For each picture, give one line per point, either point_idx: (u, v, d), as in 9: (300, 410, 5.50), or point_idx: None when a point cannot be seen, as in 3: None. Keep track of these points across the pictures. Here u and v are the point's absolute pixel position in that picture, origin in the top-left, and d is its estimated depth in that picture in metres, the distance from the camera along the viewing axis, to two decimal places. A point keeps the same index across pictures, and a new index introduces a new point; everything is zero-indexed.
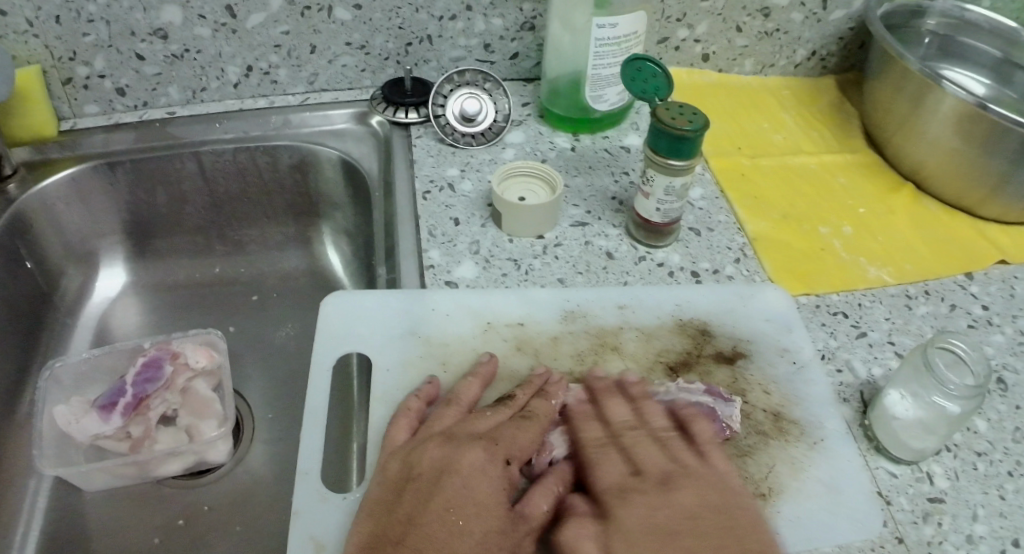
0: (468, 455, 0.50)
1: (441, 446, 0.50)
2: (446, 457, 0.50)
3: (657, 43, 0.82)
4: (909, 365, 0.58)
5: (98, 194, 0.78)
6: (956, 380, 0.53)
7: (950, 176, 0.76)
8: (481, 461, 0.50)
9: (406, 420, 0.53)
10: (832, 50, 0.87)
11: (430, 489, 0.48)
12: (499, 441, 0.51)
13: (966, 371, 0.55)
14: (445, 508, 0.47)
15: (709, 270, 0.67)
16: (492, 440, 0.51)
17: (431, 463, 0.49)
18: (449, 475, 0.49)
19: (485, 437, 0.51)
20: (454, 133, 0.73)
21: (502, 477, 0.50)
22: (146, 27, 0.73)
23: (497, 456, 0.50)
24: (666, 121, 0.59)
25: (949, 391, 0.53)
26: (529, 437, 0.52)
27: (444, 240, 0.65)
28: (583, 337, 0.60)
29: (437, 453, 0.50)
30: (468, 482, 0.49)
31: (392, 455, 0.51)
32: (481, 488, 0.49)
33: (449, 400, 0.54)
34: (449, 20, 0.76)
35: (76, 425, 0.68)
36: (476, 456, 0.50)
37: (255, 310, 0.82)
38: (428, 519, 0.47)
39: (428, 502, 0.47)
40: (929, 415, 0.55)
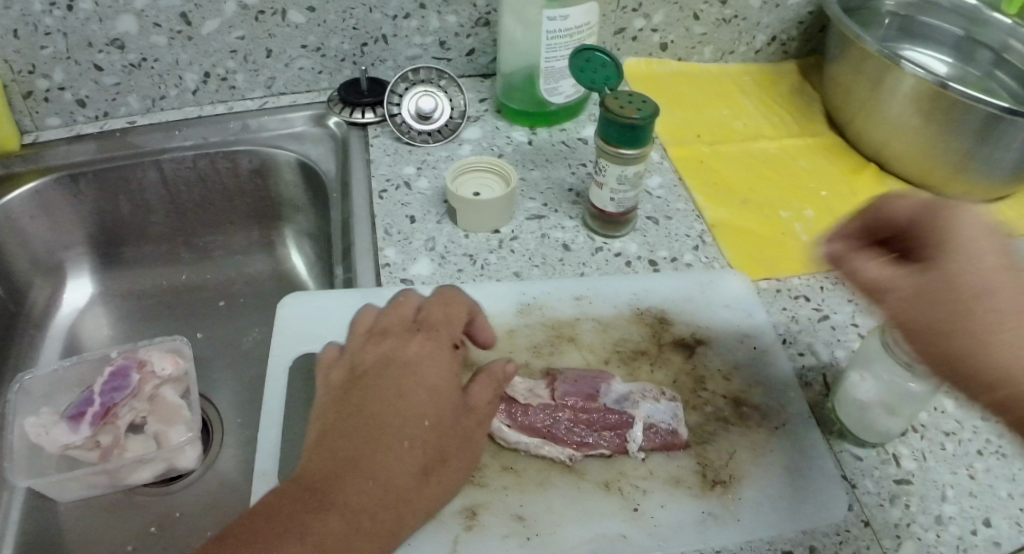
0: (414, 344, 0.53)
1: (382, 345, 0.53)
2: (392, 350, 0.53)
3: (614, 34, 0.82)
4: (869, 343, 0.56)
5: (62, 205, 0.78)
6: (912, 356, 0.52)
7: (913, 155, 0.75)
8: (428, 348, 0.53)
9: (364, 321, 0.56)
10: (792, 34, 0.87)
11: (380, 380, 0.51)
12: (438, 326, 0.54)
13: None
14: (395, 394, 0.50)
15: (667, 258, 0.67)
16: (434, 329, 0.54)
17: (377, 361, 0.52)
18: (395, 365, 0.52)
19: (424, 327, 0.54)
20: (410, 131, 0.73)
21: (451, 360, 0.53)
22: (103, 38, 0.73)
23: (444, 339, 0.54)
24: (615, 110, 0.59)
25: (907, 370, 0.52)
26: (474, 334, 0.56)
27: (400, 239, 0.65)
28: (539, 330, 0.60)
29: (383, 349, 0.53)
30: (417, 368, 0.51)
31: (330, 365, 0.54)
32: (430, 370, 0.51)
33: (370, 312, 0.57)
34: (403, 18, 0.76)
35: (45, 436, 0.68)
36: (420, 345, 0.53)
37: (222, 315, 0.82)
38: (379, 404, 0.49)
39: (371, 392, 0.50)
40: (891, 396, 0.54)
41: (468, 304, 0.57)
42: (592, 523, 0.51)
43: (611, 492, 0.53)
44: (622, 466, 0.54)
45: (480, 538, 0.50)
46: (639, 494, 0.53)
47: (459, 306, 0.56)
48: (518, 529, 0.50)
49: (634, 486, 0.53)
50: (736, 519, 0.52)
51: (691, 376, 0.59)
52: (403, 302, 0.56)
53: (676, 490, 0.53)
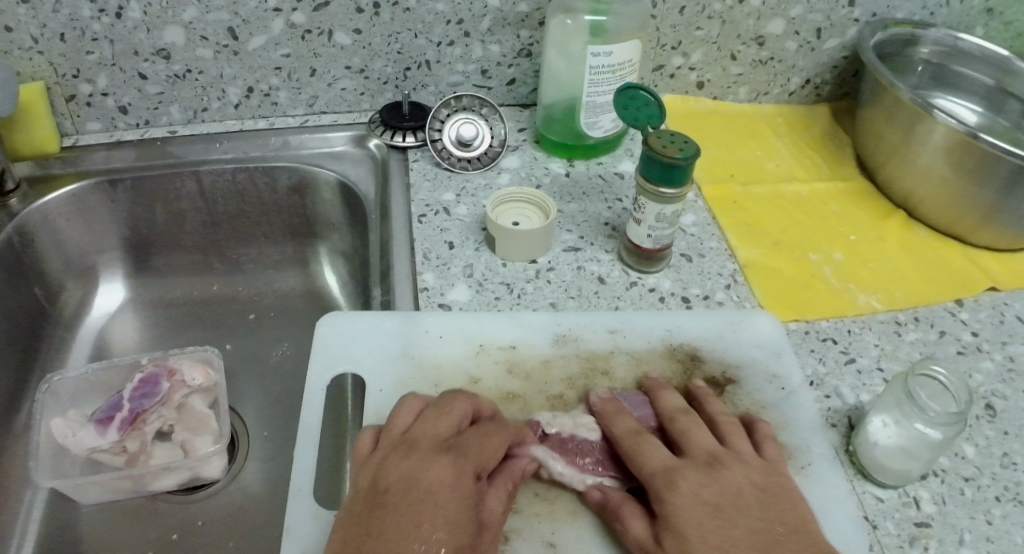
0: (434, 469, 0.49)
1: (405, 459, 0.49)
2: (411, 470, 0.49)
3: (652, 70, 0.84)
4: (890, 391, 0.58)
5: (97, 210, 0.79)
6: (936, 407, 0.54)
7: (940, 204, 0.77)
8: (450, 478, 0.49)
9: (369, 432, 0.54)
10: (825, 78, 0.89)
11: (398, 500, 0.47)
12: (468, 452, 0.51)
13: (948, 399, 0.56)
14: (412, 524, 0.46)
15: (700, 296, 0.68)
16: (459, 453, 0.50)
17: (396, 477, 0.48)
18: (417, 489, 0.47)
19: (452, 449, 0.51)
20: (451, 157, 0.75)
21: (454, 462, 0.49)
22: (149, 47, 0.75)
23: (466, 469, 0.50)
24: (657, 148, 0.60)
25: (930, 418, 0.54)
26: (490, 439, 0.52)
27: (439, 264, 0.66)
28: (574, 362, 0.61)
29: (403, 468, 0.49)
30: (436, 497, 0.47)
31: (361, 466, 0.51)
32: (450, 504, 0.47)
33: (406, 409, 0.54)
34: (447, 45, 0.78)
35: (71, 438, 0.69)
36: (441, 469, 0.49)
37: (251, 328, 0.83)
38: (395, 534, 0.45)
39: (395, 514, 0.46)
40: (911, 442, 0.56)
41: (464, 407, 0.54)
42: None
43: None
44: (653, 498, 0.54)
45: None
46: None
47: (490, 438, 0.52)
48: None
49: None
50: None
51: None
52: (444, 411, 0.53)
53: None
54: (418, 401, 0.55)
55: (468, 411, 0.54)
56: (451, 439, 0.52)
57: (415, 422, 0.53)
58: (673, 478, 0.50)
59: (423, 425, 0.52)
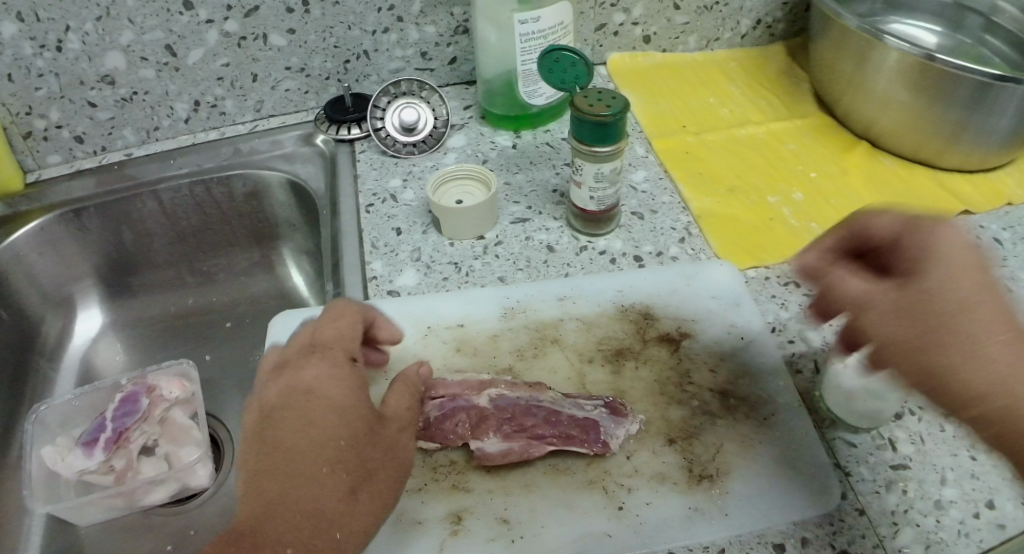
0: (312, 367, 0.52)
1: (302, 364, 0.52)
2: (296, 377, 0.51)
3: (594, 30, 0.82)
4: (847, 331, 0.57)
5: (67, 240, 0.81)
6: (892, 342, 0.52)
7: (904, 131, 0.74)
8: (328, 368, 0.51)
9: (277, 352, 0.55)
10: (777, 16, 0.86)
11: (288, 409, 0.50)
12: (332, 345, 0.53)
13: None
14: (304, 420, 0.49)
15: (653, 253, 0.67)
16: (327, 348, 0.53)
17: (281, 390, 0.51)
18: (301, 389, 0.50)
19: (320, 348, 0.53)
20: (395, 144, 0.74)
21: (349, 372, 0.52)
22: (93, 75, 0.76)
23: (339, 359, 0.52)
24: (583, 109, 0.59)
25: None
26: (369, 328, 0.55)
27: (386, 251, 0.66)
28: (523, 333, 0.60)
29: (288, 380, 0.52)
30: (320, 390, 0.50)
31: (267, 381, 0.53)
32: (332, 390, 0.50)
33: (339, 314, 0.55)
34: (382, 33, 0.77)
35: (62, 463, 0.71)
36: (319, 367, 0.52)
37: (229, 336, 0.84)
38: (294, 437, 0.48)
39: (289, 422, 0.49)
40: (871, 381, 0.54)
41: (359, 312, 0.56)
42: (577, 524, 0.51)
43: (595, 489, 0.53)
44: (606, 465, 0.54)
45: (466, 544, 0.51)
46: (623, 493, 0.53)
47: (343, 320, 0.55)
48: (502, 532, 0.51)
49: (617, 484, 0.53)
50: (723, 515, 0.52)
51: (677, 369, 0.59)
52: (328, 316, 0.56)
53: (660, 486, 0.53)
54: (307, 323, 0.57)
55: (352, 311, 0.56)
56: (351, 341, 0.54)
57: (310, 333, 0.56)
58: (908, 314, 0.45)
59: (316, 329, 0.55)
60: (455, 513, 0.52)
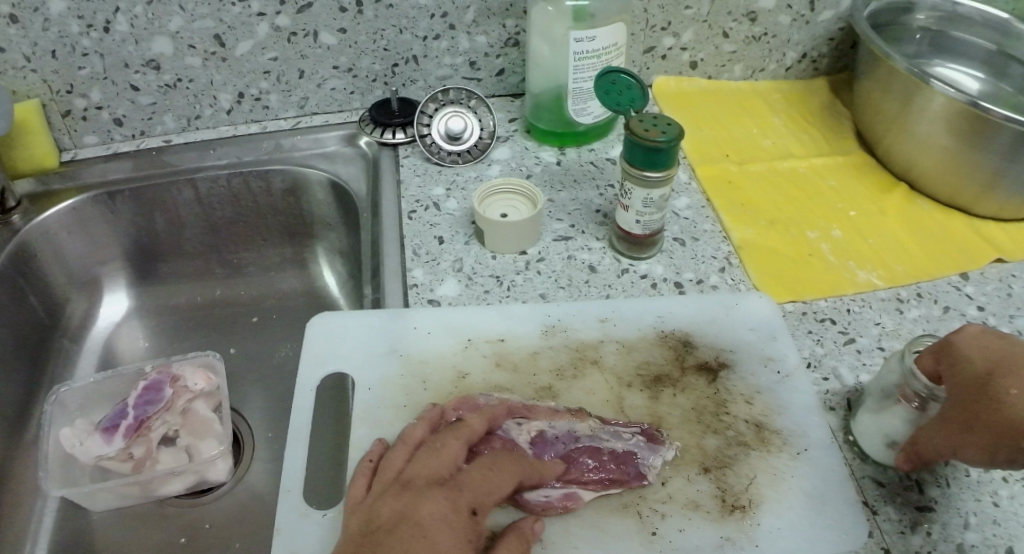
0: (426, 504, 0.48)
1: (396, 497, 0.49)
2: (406, 507, 0.48)
3: (643, 52, 0.83)
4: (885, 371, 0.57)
5: (98, 221, 0.81)
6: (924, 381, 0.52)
7: (944, 175, 0.74)
8: (445, 511, 0.47)
9: (361, 476, 0.52)
10: (822, 51, 0.87)
11: (388, 539, 0.46)
12: (464, 488, 0.49)
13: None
14: None
15: (693, 280, 0.67)
16: (455, 488, 0.49)
17: (390, 514, 0.48)
18: (407, 523, 0.47)
19: (450, 485, 0.49)
20: (440, 152, 0.74)
21: (466, 527, 0.47)
22: (138, 59, 0.76)
23: (461, 506, 0.48)
24: (639, 133, 0.59)
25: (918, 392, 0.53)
26: (495, 473, 0.51)
27: (428, 259, 0.66)
28: (563, 352, 0.60)
29: (393, 506, 0.48)
30: (429, 532, 0.46)
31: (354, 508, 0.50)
32: (442, 539, 0.46)
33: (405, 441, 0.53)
34: (433, 39, 0.77)
35: (80, 447, 0.71)
36: (436, 503, 0.48)
37: (254, 330, 0.83)
38: None
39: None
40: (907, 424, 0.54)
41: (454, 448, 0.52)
42: (611, 546, 0.51)
43: (629, 513, 0.53)
44: (640, 490, 0.54)
45: None
46: (657, 518, 0.53)
47: (498, 474, 0.51)
48: (535, 550, 0.51)
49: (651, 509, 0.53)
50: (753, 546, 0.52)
51: (714, 399, 0.59)
52: (435, 448, 0.52)
53: (694, 514, 0.53)
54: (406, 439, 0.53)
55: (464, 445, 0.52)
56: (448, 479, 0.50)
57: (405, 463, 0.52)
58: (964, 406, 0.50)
59: (414, 463, 0.51)
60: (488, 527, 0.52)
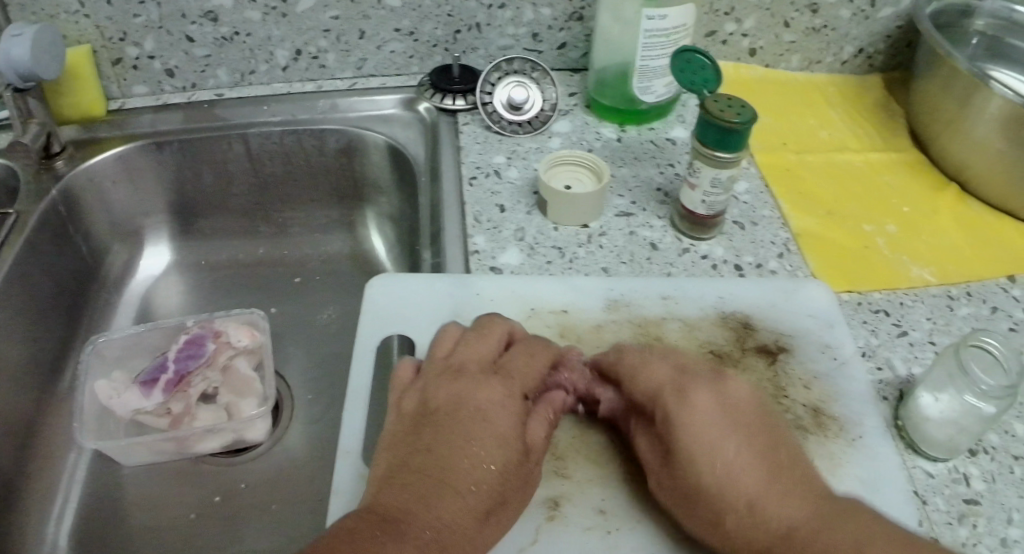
0: (484, 388, 0.51)
1: (453, 382, 0.52)
2: (460, 392, 0.51)
3: (705, 36, 0.82)
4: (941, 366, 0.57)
5: (144, 172, 0.80)
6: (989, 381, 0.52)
7: (996, 178, 0.74)
8: (499, 396, 0.51)
9: (410, 361, 0.56)
10: (880, 48, 0.87)
11: (446, 421, 0.49)
12: (513, 375, 0.53)
13: (998, 370, 0.54)
14: (466, 435, 0.48)
15: (752, 264, 0.67)
16: (506, 375, 0.53)
17: (447, 397, 0.51)
18: (468, 406, 0.50)
19: (500, 372, 0.54)
20: (501, 121, 0.74)
21: (520, 409, 0.52)
22: (196, 9, 0.74)
23: (514, 391, 0.52)
24: (714, 112, 0.59)
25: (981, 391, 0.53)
26: (532, 363, 0.55)
27: (490, 226, 0.66)
28: (626, 327, 0.60)
29: (446, 393, 0.51)
30: (487, 413, 0.50)
31: (405, 389, 0.54)
32: (499, 418, 0.50)
33: (447, 334, 0.56)
34: (498, 8, 0.77)
35: (117, 399, 0.70)
36: (491, 390, 0.52)
37: (295, 291, 0.83)
38: (448, 446, 0.47)
39: (446, 433, 0.48)
40: (961, 415, 0.55)
41: (504, 331, 0.57)
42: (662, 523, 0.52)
43: None
44: None
45: (563, 530, 0.51)
46: None
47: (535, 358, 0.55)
48: (597, 522, 0.52)
49: None
50: None
51: (773, 382, 0.59)
52: (484, 335, 0.56)
53: None
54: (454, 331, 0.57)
55: (506, 330, 0.57)
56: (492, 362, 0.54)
57: (455, 346, 0.56)
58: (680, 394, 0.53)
59: (463, 349, 0.55)
60: (552, 497, 0.53)
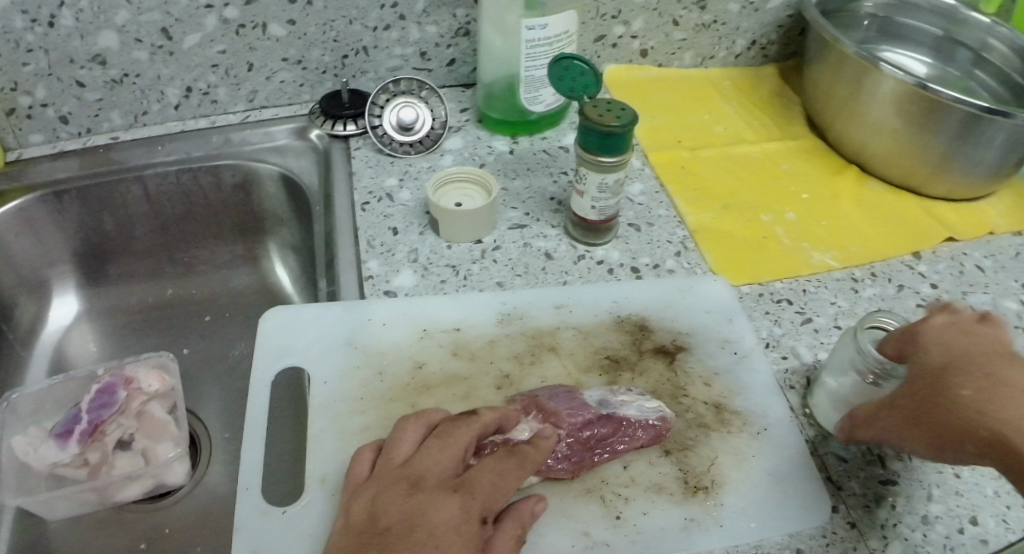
0: (441, 510, 0.46)
1: (407, 497, 0.46)
2: (416, 510, 0.46)
3: (594, 41, 0.83)
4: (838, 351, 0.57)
5: (47, 223, 0.78)
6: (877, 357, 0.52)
7: (892, 158, 0.76)
8: (457, 520, 0.46)
9: (365, 453, 0.52)
10: (772, 38, 0.88)
11: (394, 547, 0.44)
12: (477, 495, 0.47)
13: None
14: None
15: (649, 265, 0.67)
16: (469, 493, 0.47)
17: (398, 515, 0.46)
18: (420, 530, 0.45)
19: (461, 488, 0.47)
20: (392, 143, 0.74)
21: (474, 537, 0.46)
22: (84, 54, 0.73)
23: (473, 513, 0.46)
24: (594, 117, 0.59)
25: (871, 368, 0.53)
26: (501, 477, 0.49)
27: (383, 250, 0.66)
28: (519, 340, 0.60)
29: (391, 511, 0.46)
30: (439, 544, 0.44)
31: (354, 492, 0.49)
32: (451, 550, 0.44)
33: (405, 434, 0.51)
34: (383, 30, 0.76)
35: (33, 454, 0.68)
36: (449, 514, 0.46)
37: (209, 328, 0.82)
38: None
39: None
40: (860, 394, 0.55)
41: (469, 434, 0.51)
42: (574, 530, 0.51)
43: (595, 497, 0.53)
44: (603, 474, 0.54)
45: None
46: (621, 503, 0.53)
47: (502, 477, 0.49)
48: None
49: (615, 493, 0.53)
50: (717, 526, 0.52)
51: (670, 382, 0.60)
52: (450, 440, 0.50)
53: (658, 496, 0.53)
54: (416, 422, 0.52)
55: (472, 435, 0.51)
56: (450, 478, 0.48)
57: (412, 449, 0.50)
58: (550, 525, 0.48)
59: (422, 452, 0.49)
60: None
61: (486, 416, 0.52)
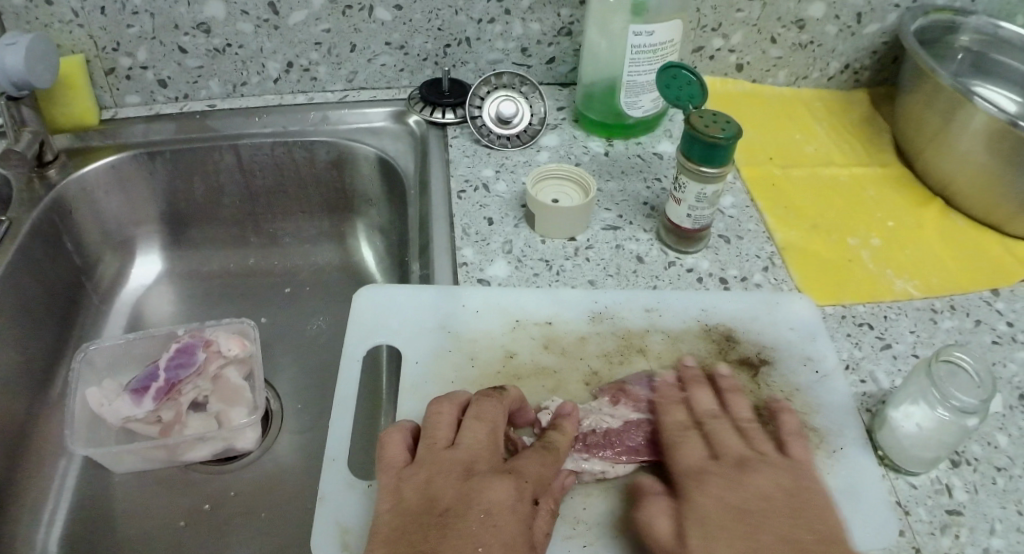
0: (493, 490, 0.48)
1: (461, 481, 0.48)
2: (471, 491, 0.48)
3: (692, 52, 0.84)
4: (913, 381, 0.56)
5: (136, 181, 0.80)
6: (960, 397, 0.52)
7: (978, 193, 0.75)
8: (510, 499, 0.47)
9: (399, 436, 0.52)
10: (865, 63, 0.88)
11: (456, 524, 0.46)
12: (524, 475, 0.49)
13: (971, 385, 0.53)
14: (473, 546, 0.45)
15: (738, 277, 0.68)
16: (520, 476, 0.49)
17: (453, 498, 0.47)
18: (476, 508, 0.46)
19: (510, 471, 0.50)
20: (490, 134, 0.75)
21: (529, 516, 0.48)
22: (189, 21, 0.75)
23: (526, 494, 0.49)
24: (698, 128, 0.60)
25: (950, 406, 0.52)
26: (539, 461, 0.51)
27: (478, 239, 0.67)
28: (610, 339, 0.61)
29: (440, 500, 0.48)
30: (497, 520, 0.46)
31: (398, 475, 0.50)
32: (508, 526, 0.46)
33: (444, 416, 0.52)
34: (487, 23, 0.78)
35: (108, 407, 0.70)
36: (503, 492, 0.48)
37: (288, 301, 0.84)
38: None
39: (456, 539, 0.45)
40: (936, 429, 0.54)
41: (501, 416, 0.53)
42: None
43: None
44: None
45: None
46: None
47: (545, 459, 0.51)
48: (576, 532, 0.52)
49: None
50: None
51: (754, 394, 0.60)
52: (479, 420, 0.52)
53: None
54: (450, 404, 0.53)
55: (504, 413, 0.53)
56: (497, 463, 0.50)
57: (453, 431, 0.52)
58: (684, 542, 0.48)
59: (463, 437, 0.51)
60: None
61: (513, 394, 0.54)
